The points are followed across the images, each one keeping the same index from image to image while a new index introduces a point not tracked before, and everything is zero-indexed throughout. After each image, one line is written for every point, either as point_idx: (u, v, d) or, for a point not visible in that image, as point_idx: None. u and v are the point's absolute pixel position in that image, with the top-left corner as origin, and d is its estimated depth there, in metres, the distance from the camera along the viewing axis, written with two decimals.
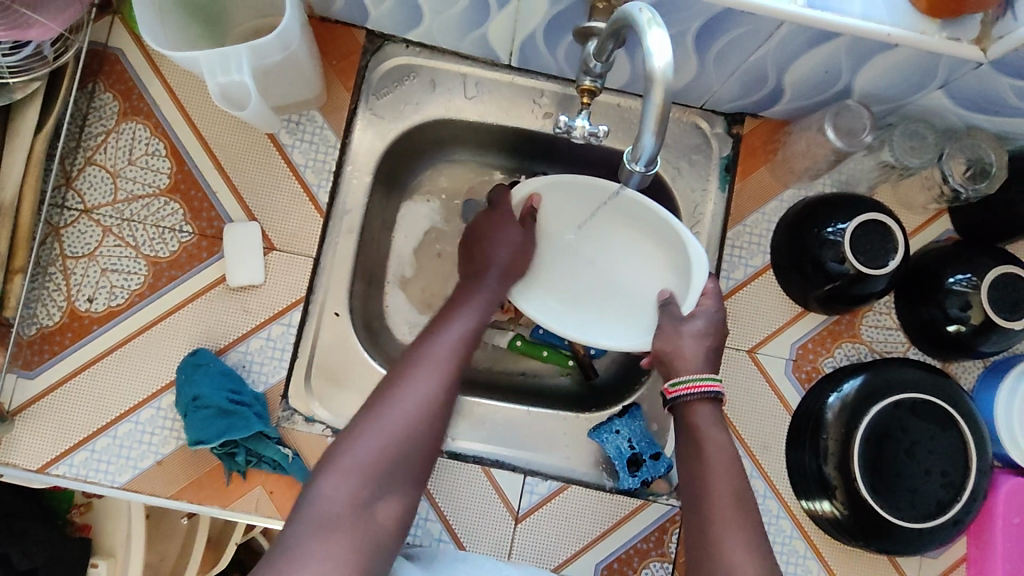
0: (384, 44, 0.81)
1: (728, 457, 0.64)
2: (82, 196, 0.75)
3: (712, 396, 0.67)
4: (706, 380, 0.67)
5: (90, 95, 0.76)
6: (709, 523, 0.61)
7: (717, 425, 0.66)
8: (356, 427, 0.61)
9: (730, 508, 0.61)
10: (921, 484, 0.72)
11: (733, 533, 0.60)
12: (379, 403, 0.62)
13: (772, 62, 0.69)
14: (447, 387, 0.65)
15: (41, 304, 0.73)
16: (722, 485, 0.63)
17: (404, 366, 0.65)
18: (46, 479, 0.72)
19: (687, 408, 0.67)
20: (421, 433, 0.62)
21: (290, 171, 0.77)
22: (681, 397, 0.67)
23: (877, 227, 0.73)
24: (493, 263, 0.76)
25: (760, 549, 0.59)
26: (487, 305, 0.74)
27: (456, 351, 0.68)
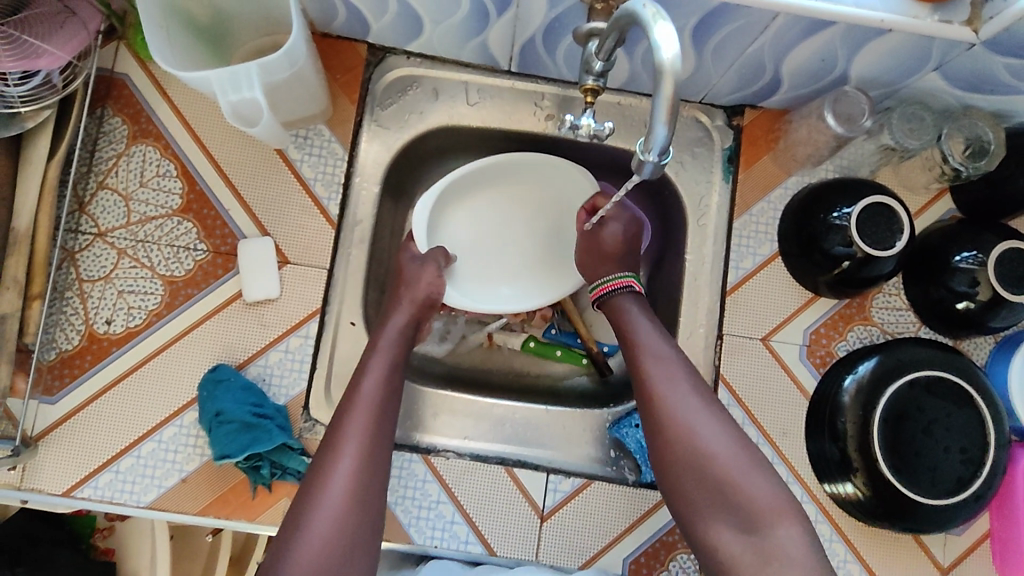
0: (386, 57, 0.82)
1: (653, 327, 0.71)
2: (96, 220, 0.75)
3: (631, 289, 0.75)
4: (624, 277, 0.75)
5: (99, 120, 0.77)
6: (654, 386, 0.67)
7: (639, 308, 0.73)
8: (313, 485, 0.62)
9: (674, 371, 0.68)
10: (942, 462, 0.73)
11: (680, 391, 0.66)
12: (331, 459, 0.63)
13: (770, 53, 0.71)
14: (386, 428, 0.67)
15: (60, 329, 0.74)
16: (658, 352, 0.69)
17: (340, 417, 0.66)
18: (72, 502, 0.72)
19: (613, 300, 0.75)
20: (376, 476, 0.64)
21: (300, 185, 0.78)
22: (609, 293, 0.75)
23: (883, 210, 0.73)
24: (410, 295, 0.76)
25: (706, 402, 0.66)
26: (404, 338, 0.73)
27: (392, 368, 0.69)
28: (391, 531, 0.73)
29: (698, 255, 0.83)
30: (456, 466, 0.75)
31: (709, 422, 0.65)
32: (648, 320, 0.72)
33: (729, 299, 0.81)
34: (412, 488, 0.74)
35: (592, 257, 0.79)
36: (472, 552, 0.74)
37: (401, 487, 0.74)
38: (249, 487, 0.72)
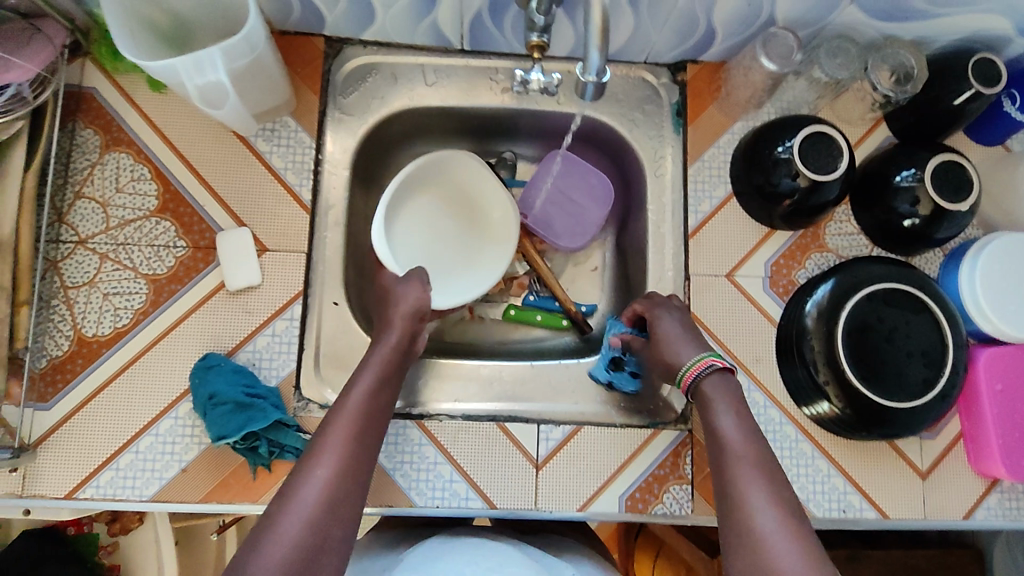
0: (343, 48, 0.86)
1: (743, 425, 0.64)
2: (76, 228, 0.77)
3: (716, 367, 0.67)
4: (704, 358, 0.68)
5: (71, 133, 0.80)
6: (729, 485, 0.61)
7: (727, 394, 0.66)
8: (286, 491, 0.60)
9: (751, 473, 0.61)
10: (905, 367, 0.77)
11: (758, 498, 0.59)
12: (304, 473, 0.61)
13: (700, 3, 0.76)
14: (368, 443, 0.65)
15: (49, 336, 0.75)
16: (739, 451, 0.63)
17: (323, 429, 0.64)
18: (75, 504, 0.72)
19: (699, 387, 0.68)
20: (353, 491, 0.61)
21: (272, 175, 0.81)
22: (692, 381, 0.68)
23: (822, 138, 0.78)
24: (396, 315, 0.75)
25: (786, 507, 0.59)
26: (394, 355, 0.72)
27: (379, 391, 0.69)
28: (392, 495, 0.75)
29: (658, 205, 0.87)
30: (450, 427, 0.78)
31: (783, 534, 0.57)
32: (738, 415, 0.65)
33: (692, 241, 0.85)
34: (409, 452, 0.77)
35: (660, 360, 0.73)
36: (472, 508, 0.76)
37: (398, 453, 0.77)
38: (249, 469, 0.74)
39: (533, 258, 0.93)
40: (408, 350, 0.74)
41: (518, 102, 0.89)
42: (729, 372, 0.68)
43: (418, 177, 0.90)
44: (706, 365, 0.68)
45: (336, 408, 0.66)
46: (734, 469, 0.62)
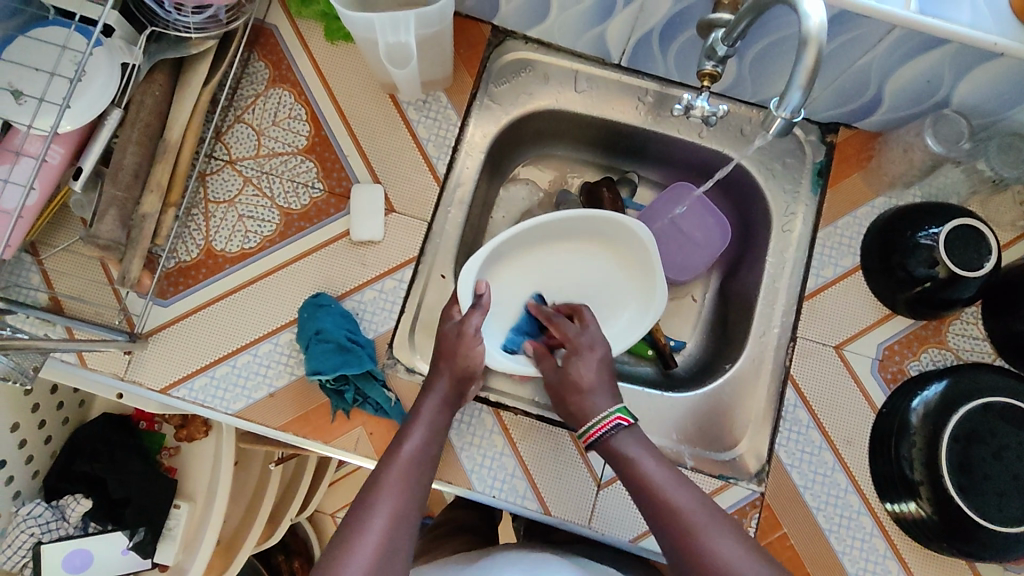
0: (506, 39, 0.89)
1: (663, 469, 0.66)
2: (229, 149, 0.82)
3: (623, 426, 0.69)
4: (610, 417, 0.69)
5: (245, 62, 0.85)
6: (687, 539, 0.61)
7: (639, 445, 0.68)
8: (343, 541, 0.60)
9: (707, 518, 0.62)
10: (1009, 489, 0.71)
11: (721, 539, 0.60)
12: (360, 524, 0.61)
13: (877, 69, 0.74)
14: (416, 498, 0.64)
15: (182, 241, 0.80)
16: (680, 499, 0.63)
17: (373, 483, 0.64)
18: (167, 399, 0.77)
19: (607, 442, 0.69)
20: (404, 546, 0.61)
21: (414, 143, 0.85)
22: (599, 437, 0.69)
23: (972, 233, 0.75)
24: (449, 366, 0.72)
25: (740, 539, 0.61)
26: (445, 406, 0.71)
27: (431, 440, 0.69)
28: (454, 475, 0.76)
29: (778, 260, 0.86)
30: (523, 424, 0.78)
31: (754, 565, 0.59)
32: (655, 460, 0.67)
33: (806, 304, 0.83)
34: (479, 437, 0.77)
35: (560, 385, 0.74)
36: (527, 507, 0.76)
37: (468, 434, 0.77)
38: (329, 411, 0.77)
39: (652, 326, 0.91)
40: (454, 404, 0.72)
41: (658, 126, 0.89)
42: (633, 428, 0.69)
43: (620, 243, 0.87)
44: (612, 424, 0.69)
45: (385, 463, 0.66)
46: (686, 519, 0.62)
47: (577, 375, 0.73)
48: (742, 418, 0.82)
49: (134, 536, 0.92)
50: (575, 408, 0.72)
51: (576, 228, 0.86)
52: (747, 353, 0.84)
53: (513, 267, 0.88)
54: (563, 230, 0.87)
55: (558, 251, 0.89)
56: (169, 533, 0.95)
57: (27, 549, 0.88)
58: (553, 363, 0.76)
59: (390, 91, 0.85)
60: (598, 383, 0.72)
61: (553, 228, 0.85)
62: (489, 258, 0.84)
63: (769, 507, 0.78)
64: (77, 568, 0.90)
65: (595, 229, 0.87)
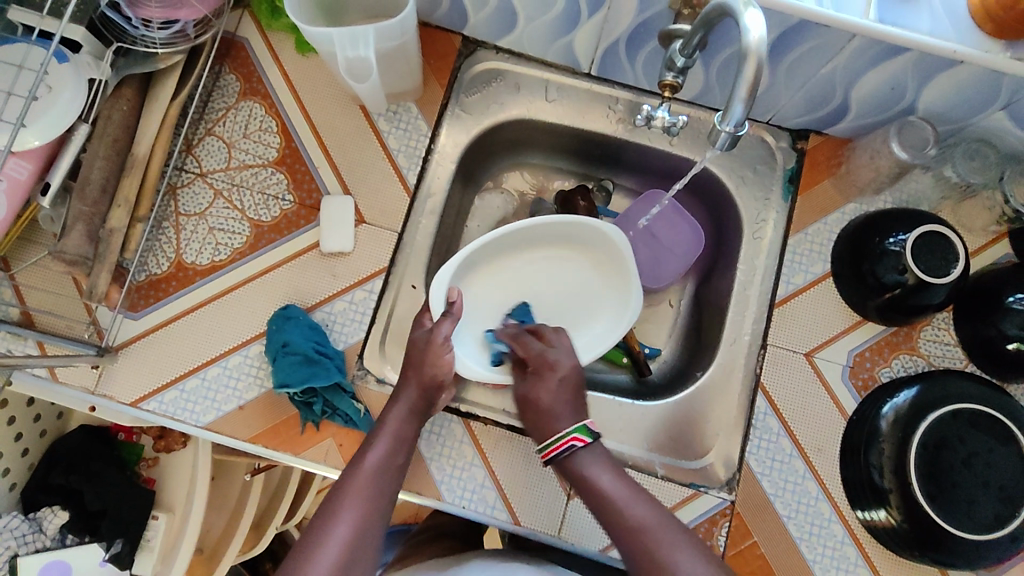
0: (476, 50, 0.89)
1: (619, 483, 0.67)
2: (199, 162, 0.83)
3: (580, 446, 0.69)
4: (568, 437, 0.69)
5: (216, 75, 0.86)
6: (649, 552, 0.62)
7: (597, 463, 0.69)
8: (305, 550, 0.60)
9: (665, 533, 0.63)
10: (978, 496, 0.71)
11: (682, 552, 0.62)
12: (325, 529, 0.61)
13: (841, 77, 0.75)
14: (381, 505, 0.65)
15: (153, 254, 0.80)
16: (637, 514, 0.64)
17: (339, 488, 0.65)
18: (138, 412, 0.77)
19: (567, 461, 0.69)
20: (366, 554, 0.62)
21: (385, 154, 0.85)
22: (557, 457, 0.69)
23: (938, 239, 0.75)
24: (417, 373, 0.72)
25: (701, 553, 0.62)
26: (415, 412, 0.71)
27: (400, 446, 0.69)
28: (423, 486, 0.76)
29: (749, 267, 0.86)
30: (493, 433, 0.78)
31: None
32: (611, 473, 0.67)
33: (776, 311, 0.83)
34: (448, 447, 0.77)
35: (540, 416, 0.72)
36: (496, 518, 0.76)
37: (438, 444, 0.77)
38: (299, 422, 0.77)
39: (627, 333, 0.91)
40: (425, 412, 0.72)
41: (630, 134, 0.89)
42: (591, 445, 0.69)
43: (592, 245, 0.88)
44: (565, 446, 0.69)
45: (352, 468, 0.66)
46: (647, 534, 0.63)
47: (539, 398, 0.73)
48: (713, 427, 0.82)
49: (111, 548, 0.93)
50: (540, 423, 0.72)
51: (547, 233, 0.87)
52: (718, 360, 0.84)
53: (490, 271, 0.88)
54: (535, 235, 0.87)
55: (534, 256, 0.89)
56: (148, 543, 0.96)
57: (4, 562, 0.89)
58: (523, 378, 0.76)
59: (360, 103, 0.85)
60: (556, 405, 0.72)
61: (524, 235, 0.86)
62: (466, 265, 0.84)
63: (739, 515, 0.78)
64: None
65: (565, 234, 0.87)
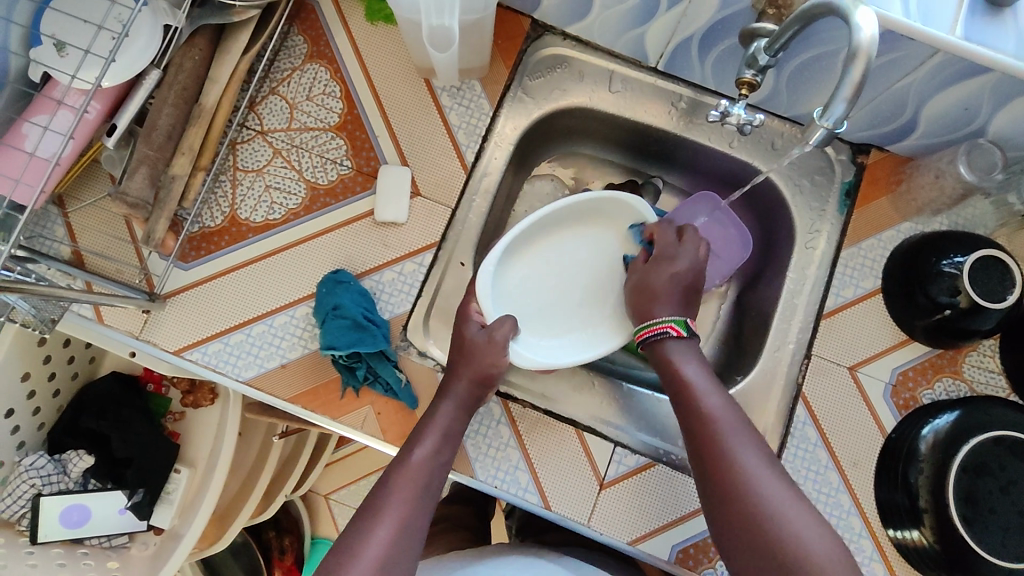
0: (544, 34, 0.89)
1: (704, 377, 0.67)
2: (261, 120, 0.83)
3: (673, 335, 0.70)
4: (663, 323, 0.71)
5: (284, 35, 0.86)
6: (716, 441, 0.62)
7: (688, 353, 0.70)
8: (350, 544, 0.60)
9: (735, 428, 0.63)
10: (1014, 523, 0.70)
11: (744, 450, 0.61)
12: (370, 524, 0.61)
13: (916, 93, 0.74)
14: (424, 504, 0.64)
15: (208, 206, 0.80)
16: (715, 407, 0.64)
17: (383, 485, 0.64)
18: (180, 361, 0.77)
19: (658, 345, 0.71)
20: (410, 555, 0.61)
21: (445, 129, 0.85)
22: (649, 338, 0.72)
23: (997, 264, 0.75)
24: (470, 368, 0.72)
25: (768, 459, 0.61)
26: (460, 412, 0.71)
27: (444, 447, 0.68)
28: (458, 462, 0.76)
29: (799, 276, 0.85)
30: (530, 417, 0.78)
31: (772, 478, 0.60)
32: (697, 367, 0.68)
33: (823, 323, 0.83)
34: (485, 427, 0.77)
35: (643, 304, 0.75)
36: (528, 501, 0.76)
37: (476, 423, 0.77)
38: (339, 387, 0.77)
39: None
40: (472, 409, 0.72)
41: (687, 132, 0.89)
42: (687, 339, 0.70)
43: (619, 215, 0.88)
44: (659, 330, 0.71)
45: (394, 467, 0.66)
46: (714, 422, 0.63)
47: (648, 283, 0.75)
48: (751, 431, 0.82)
49: (133, 496, 0.93)
50: (646, 310, 0.75)
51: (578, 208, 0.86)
52: (760, 365, 0.83)
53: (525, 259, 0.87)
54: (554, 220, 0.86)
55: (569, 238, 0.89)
56: (167, 497, 0.96)
57: (27, 500, 0.88)
58: (642, 266, 0.79)
59: (426, 76, 0.85)
60: (668, 293, 0.74)
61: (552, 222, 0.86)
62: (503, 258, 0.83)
63: None
64: (76, 521, 0.90)
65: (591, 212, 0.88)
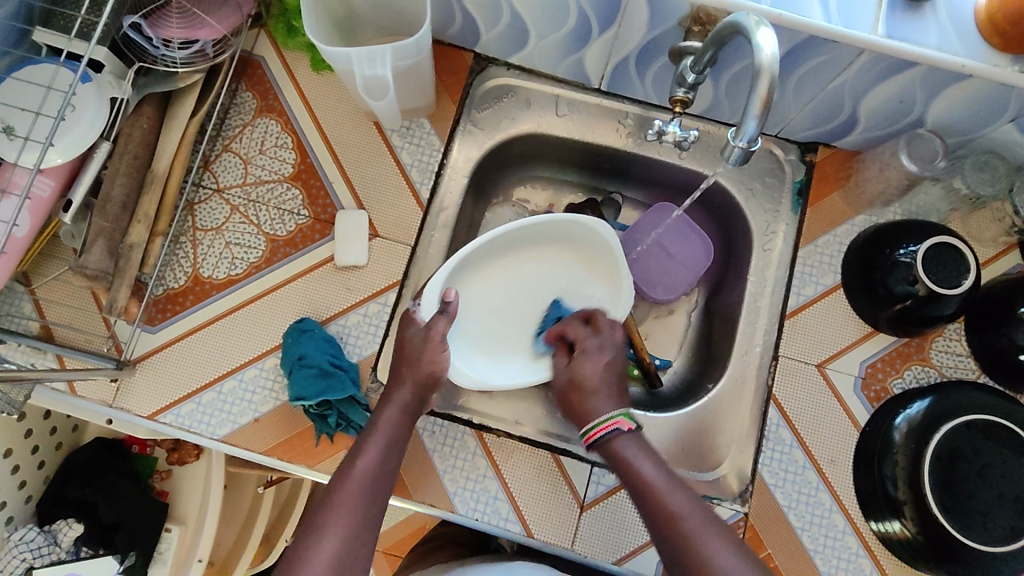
0: (488, 66, 0.91)
1: (663, 474, 0.66)
2: (216, 178, 0.84)
3: (624, 430, 0.69)
4: (612, 419, 0.69)
5: (233, 93, 0.87)
6: (687, 543, 0.61)
7: (640, 449, 0.68)
8: (293, 563, 0.59)
9: (705, 525, 0.62)
10: (993, 507, 0.70)
11: (717, 547, 0.60)
12: (314, 540, 0.60)
13: (850, 91, 0.75)
14: (373, 514, 0.63)
15: (170, 268, 0.81)
16: (677, 504, 0.63)
17: (327, 497, 0.63)
18: (154, 425, 0.78)
19: (608, 444, 0.69)
20: (356, 570, 0.60)
21: (398, 169, 0.87)
22: (600, 439, 0.69)
23: (949, 251, 0.75)
24: (412, 372, 0.71)
25: (742, 551, 0.61)
26: (405, 415, 0.70)
27: (391, 452, 0.68)
28: (437, 498, 0.76)
29: (759, 279, 0.86)
30: (506, 446, 0.79)
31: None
32: (655, 464, 0.67)
33: (787, 323, 0.84)
34: (461, 459, 0.78)
35: (573, 398, 0.74)
36: (510, 530, 0.76)
37: (451, 457, 0.78)
38: (314, 435, 0.77)
39: (634, 335, 0.90)
40: (417, 411, 0.71)
41: (639, 149, 0.91)
42: (635, 431, 0.69)
43: (586, 244, 0.87)
44: (612, 427, 0.69)
45: (338, 478, 0.65)
46: (682, 526, 0.62)
47: (583, 376, 0.74)
48: (729, 435, 0.82)
49: (126, 560, 0.92)
50: (580, 411, 0.73)
51: (545, 235, 0.86)
52: (730, 372, 0.84)
53: (480, 275, 0.87)
54: (534, 236, 0.86)
55: (525, 257, 0.88)
56: (161, 556, 0.96)
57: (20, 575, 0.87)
58: (564, 366, 0.77)
59: (375, 119, 0.87)
60: (600, 387, 0.73)
61: (507, 241, 0.85)
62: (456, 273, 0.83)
63: (753, 527, 0.78)
64: None
65: (552, 236, 0.86)
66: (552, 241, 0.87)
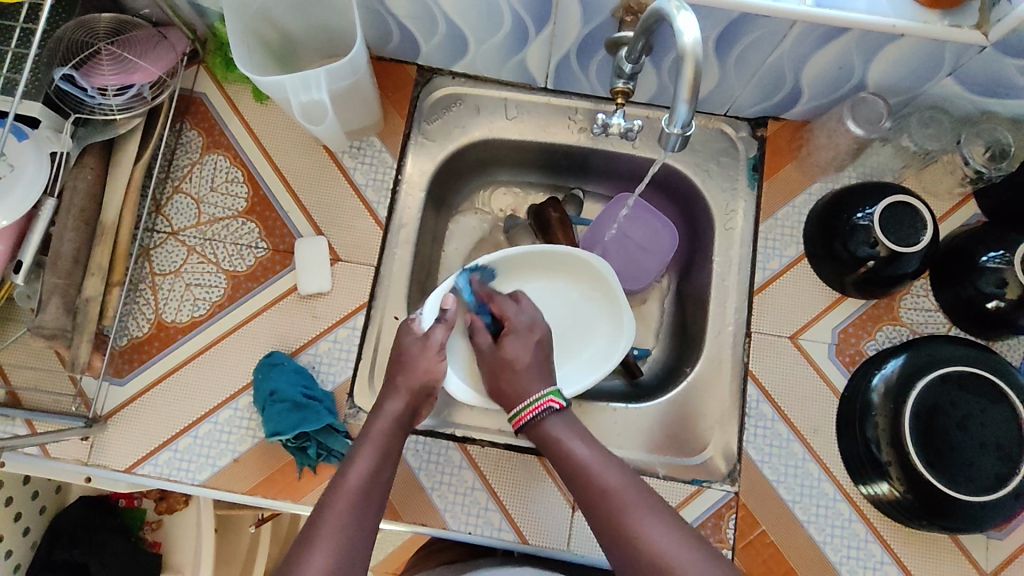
0: (433, 77, 0.91)
1: (594, 451, 0.66)
2: (169, 221, 0.83)
3: (555, 409, 0.69)
4: (540, 400, 0.69)
5: (178, 132, 0.86)
6: (617, 518, 0.61)
7: (569, 429, 0.68)
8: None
9: (638, 497, 0.63)
10: (977, 458, 0.71)
11: (649, 520, 0.61)
12: (304, 558, 0.56)
13: (789, 63, 0.76)
14: (366, 528, 0.61)
15: (132, 318, 0.80)
16: (609, 479, 0.64)
17: (318, 513, 0.61)
18: (133, 478, 0.76)
19: (538, 426, 0.69)
20: None
21: (353, 190, 0.86)
22: (529, 421, 0.69)
23: (905, 209, 0.76)
24: (407, 380, 0.72)
25: (671, 521, 0.61)
26: (396, 427, 0.69)
27: (382, 464, 0.65)
28: (427, 516, 0.76)
29: (725, 258, 0.86)
30: (491, 455, 0.78)
31: (682, 547, 0.59)
32: (585, 443, 0.67)
33: (756, 299, 0.84)
34: (448, 475, 0.77)
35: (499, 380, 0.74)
36: (504, 539, 0.76)
37: (438, 473, 0.77)
38: (296, 468, 0.77)
39: None
40: (407, 423, 0.70)
41: (594, 143, 0.90)
42: (565, 410, 0.70)
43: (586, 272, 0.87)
44: (543, 407, 0.69)
45: (328, 494, 0.62)
46: (616, 498, 0.62)
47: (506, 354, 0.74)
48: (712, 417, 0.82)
49: None
50: (511, 393, 0.72)
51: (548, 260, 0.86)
52: (706, 354, 0.84)
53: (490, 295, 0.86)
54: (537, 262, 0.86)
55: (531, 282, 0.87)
56: None
57: None
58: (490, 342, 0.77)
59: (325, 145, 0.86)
60: (530, 364, 0.73)
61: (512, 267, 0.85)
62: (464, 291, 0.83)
63: (745, 505, 0.78)
64: None
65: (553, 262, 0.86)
66: (559, 266, 0.87)
